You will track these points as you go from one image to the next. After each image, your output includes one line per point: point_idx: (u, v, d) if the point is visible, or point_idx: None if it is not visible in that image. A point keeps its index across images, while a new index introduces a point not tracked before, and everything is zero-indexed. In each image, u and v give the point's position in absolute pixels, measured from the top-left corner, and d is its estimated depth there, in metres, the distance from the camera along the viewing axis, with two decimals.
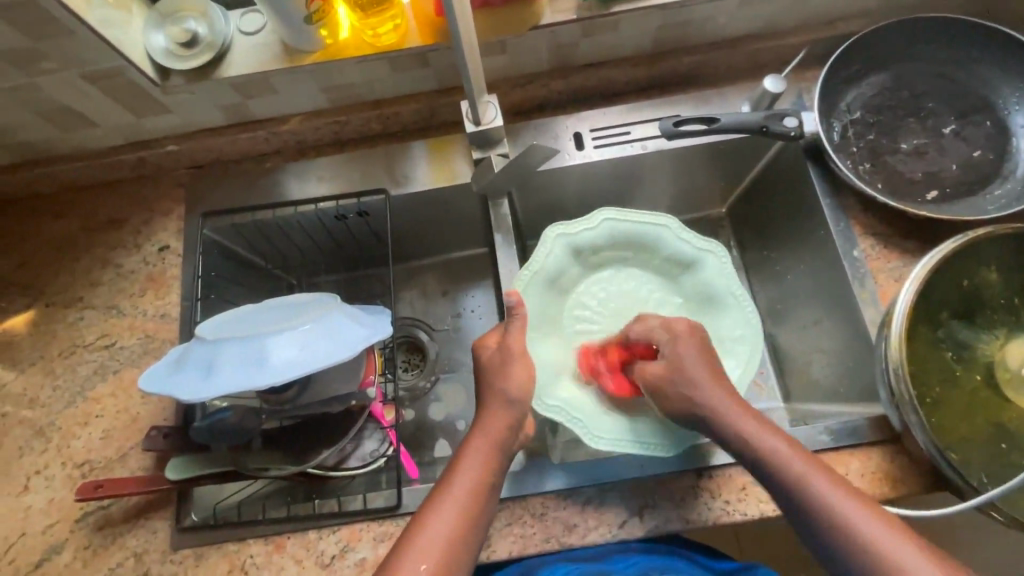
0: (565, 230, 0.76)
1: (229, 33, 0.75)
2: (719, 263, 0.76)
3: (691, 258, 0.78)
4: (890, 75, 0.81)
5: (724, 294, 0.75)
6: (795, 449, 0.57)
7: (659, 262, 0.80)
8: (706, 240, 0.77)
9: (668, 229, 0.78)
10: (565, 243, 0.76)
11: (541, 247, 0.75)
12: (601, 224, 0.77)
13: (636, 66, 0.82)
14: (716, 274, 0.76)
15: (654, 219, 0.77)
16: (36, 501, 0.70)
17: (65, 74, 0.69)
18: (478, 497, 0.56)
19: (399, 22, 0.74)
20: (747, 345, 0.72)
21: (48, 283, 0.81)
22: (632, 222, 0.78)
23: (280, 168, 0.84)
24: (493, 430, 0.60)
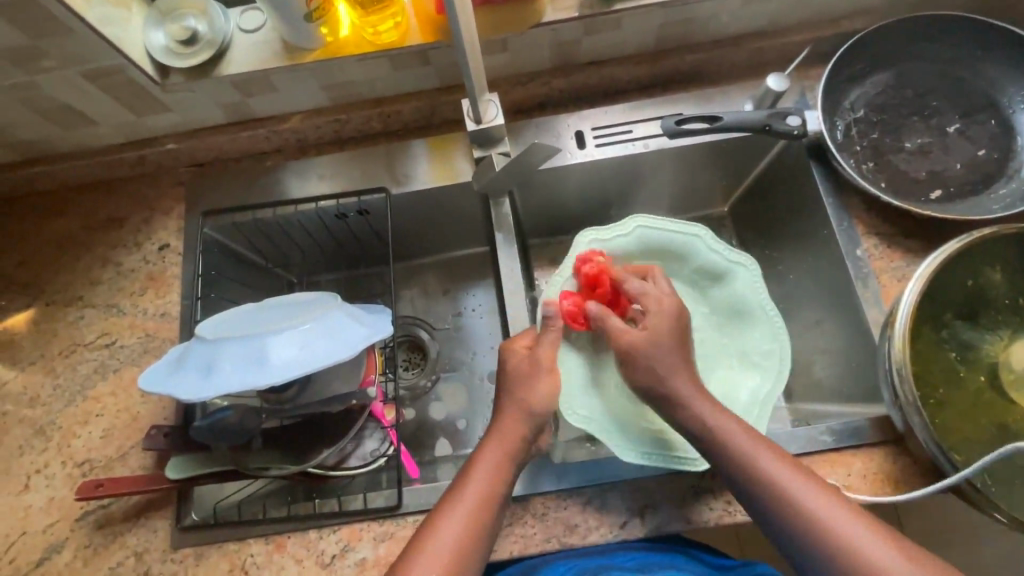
0: (597, 236, 0.76)
1: (229, 30, 0.75)
2: (750, 278, 0.76)
3: (723, 270, 0.77)
4: (894, 73, 0.81)
5: (753, 308, 0.75)
6: (781, 460, 0.56)
7: (689, 274, 0.79)
8: (740, 253, 0.77)
9: (698, 239, 0.78)
10: (598, 249, 0.76)
11: (571, 252, 0.74)
12: (634, 231, 0.77)
13: (638, 64, 0.82)
14: (747, 287, 0.76)
15: (687, 228, 0.78)
16: (36, 500, 0.70)
17: (64, 72, 0.69)
18: (490, 503, 0.56)
19: (399, 20, 0.73)
20: (775, 362, 0.71)
21: (48, 282, 0.81)
22: (663, 230, 0.77)
23: (280, 167, 0.84)
24: (508, 438, 0.60)
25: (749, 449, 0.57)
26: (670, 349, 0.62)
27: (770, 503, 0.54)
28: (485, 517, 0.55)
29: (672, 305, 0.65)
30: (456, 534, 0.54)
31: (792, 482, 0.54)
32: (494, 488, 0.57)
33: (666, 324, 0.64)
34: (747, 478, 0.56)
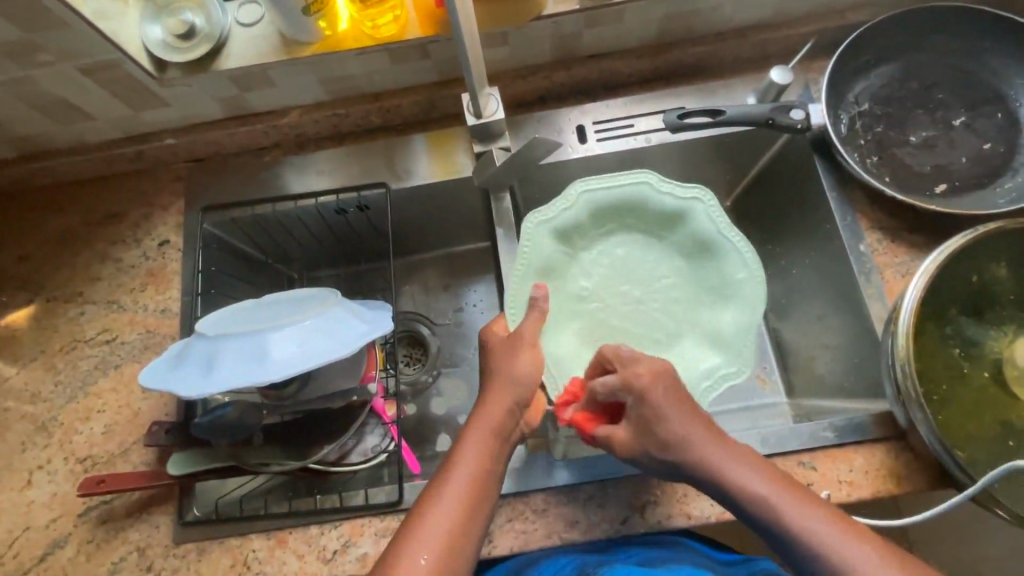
0: (546, 215, 0.72)
1: (226, 23, 0.74)
2: (706, 211, 0.73)
3: (677, 211, 0.74)
4: (900, 66, 0.80)
5: (714, 240, 0.73)
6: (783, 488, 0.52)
7: (647, 222, 0.76)
8: (688, 188, 0.73)
9: (647, 185, 0.74)
10: (547, 230, 0.73)
11: (524, 246, 0.71)
12: (578, 200, 0.73)
13: (640, 57, 0.81)
14: (704, 220, 0.73)
15: (630, 177, 0.74)
16: (39, 495, 0.71)
17: (61, 67, 0.68)
18: (481, 484, 0.55)
19: (398, 13, 0.72)
20: (747, 290, 0.71)
21: (49, 278, 0.80)
22: (608, 186, 0.74)
23: (280, 162, 0.83)
24: (492, 415, 0.58)
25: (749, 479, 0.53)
26: (667, 406, 0.55)
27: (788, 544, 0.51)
28: (476, 498, 0.54)
29: (658, 373, 0.56)
30: (446, 525, 0.52)
31: (810, 525, 0.50)
32: (484, 475, 0.55)
33: (655, 396, 0.55)
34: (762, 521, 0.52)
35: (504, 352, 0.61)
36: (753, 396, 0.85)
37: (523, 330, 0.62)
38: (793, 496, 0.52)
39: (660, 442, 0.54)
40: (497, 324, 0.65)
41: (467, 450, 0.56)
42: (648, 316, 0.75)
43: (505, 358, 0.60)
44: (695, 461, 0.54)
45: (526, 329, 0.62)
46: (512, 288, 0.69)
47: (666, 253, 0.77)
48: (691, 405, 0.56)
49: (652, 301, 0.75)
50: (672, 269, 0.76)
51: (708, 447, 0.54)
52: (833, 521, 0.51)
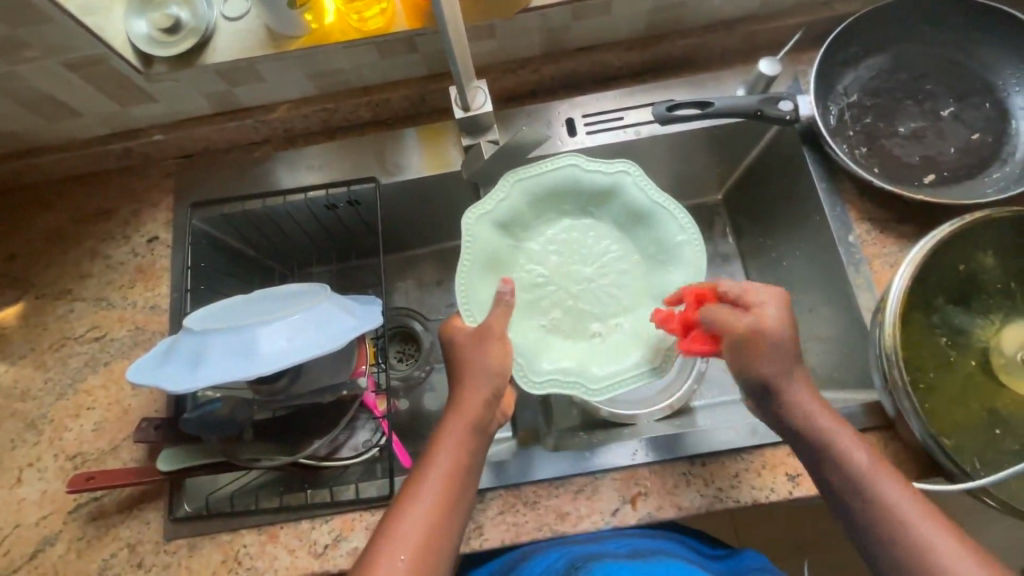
0: (484, 206, 0.69)
1: (212, 18, 0.73)
2: (635, 181, 0.70)
3: (608, 187, 0.71)
4: (888, 57, 0.80)
5: (648, 210, 0.70)
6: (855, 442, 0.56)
7: (583, 204, 0.73)
8: (616, 162, 0.70)
9: (576, 166, 0.71)
10: (489, 223, 0.69)
11: (465, 242, 0.67)
12: (513, 189, 0.70)
13: (629, 49, 0.81)
14: (634, 191, 0.70)
15: (558, 160, 0.70)
16: (29, 493, 0.71)
17: (46, 63, 0.68)
18: (454, 483, 0.56)
19: (385, 6, 0.72)
20: (685, 251, 0.69)
21: (38, 276, 0.80)
22: (540, 172, 0.70)
23: (269, 158, 0.83)
24: (470, 412, 0.58)
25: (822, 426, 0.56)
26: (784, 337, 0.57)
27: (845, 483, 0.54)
28: (449, 498, 0.55)
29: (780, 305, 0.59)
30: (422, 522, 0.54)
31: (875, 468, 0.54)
32: (460, 474, 0.56)
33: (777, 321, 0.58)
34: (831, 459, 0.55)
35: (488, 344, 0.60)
36: None
37: (490, 323, 0.61)
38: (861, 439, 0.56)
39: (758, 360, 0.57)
40: (455, 320, 0.64)
41: (444, 446, 0.57)
42: (601, 295, 0.72)
43: (490, 353, 0.60)
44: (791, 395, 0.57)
45: (493, 321, 0.61)
46: (462, 284, 0.66)
47: (609, 228, 0.73)
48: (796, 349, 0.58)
49: (604, 278, 0.72)
50: (614, 244, 0.73)
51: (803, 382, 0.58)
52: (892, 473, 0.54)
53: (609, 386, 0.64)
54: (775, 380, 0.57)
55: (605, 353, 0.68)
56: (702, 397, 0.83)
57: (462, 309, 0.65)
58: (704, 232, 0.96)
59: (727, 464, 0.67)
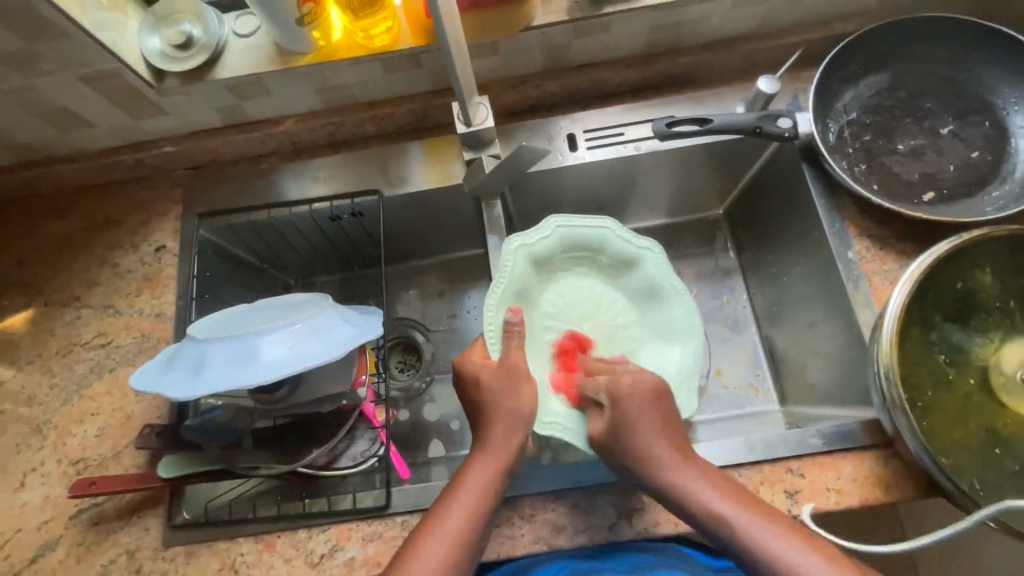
0: (525, 240, 0.72)
1: (223, 34, 0.76)
2: (657, 261, 0.74)
3: (632, 258, 0.74)
4: (887, 76, 0.80)
5: (670, 289, 0.73)
6: (752, 510, 0.54)
7: (603, 266, 0.76)
8: (645, 239, 0.74)
9: (607, 233, 0.74)
10: (524, 256, 0.72)
11: (502, 266, 0.69)
12: (553, 231, 0.73)
13: (629, 67, 0.82)
14: (655, 269, 0.74)
15: (595, 220, 0.74)
16: (32, 497, 0.71)
17: (63, 76, 0.70)
18: (480, 515, 0.56)
19: (391, 25, 0.74)
20: (691, 333, 0.71)
21: (47, 283, 0.82)
22: (579, 225, 0.74)
23: (275, 169, 0.85)
24: (501, 451, 0.59)
25: (710, 500, 0.55)
26: (640, 427, 0.59)
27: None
28: (469, 529, 0.55)
29: (652, 388, 0.61)
30: (440, 551, 0.54)
31: (786, 548, 0.51)
32: (482, 503, 0.57)
33: (633, 407, 0.60)
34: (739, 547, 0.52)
35: (505, 382, 0.62)
36: (744, 401, 0.87)
37: None
38: (750, 507, 0.54)
39: (630, 446, 0.58)
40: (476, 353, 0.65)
41: (470, 479, 0.58)
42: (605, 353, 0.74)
43: (521, 394, 0.62)
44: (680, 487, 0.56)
45: (518, 362, 0.63)
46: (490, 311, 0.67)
47: (621, 301, 0.76)
48: (670, 429, 0.60)
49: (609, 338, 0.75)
50: (624, 313, 0.76)
51: (680, 469, 0.57)
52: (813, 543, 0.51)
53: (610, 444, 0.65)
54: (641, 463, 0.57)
55: None
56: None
57: (487, 337, 0.65)
58: (706, 246, 0.97)
59: None
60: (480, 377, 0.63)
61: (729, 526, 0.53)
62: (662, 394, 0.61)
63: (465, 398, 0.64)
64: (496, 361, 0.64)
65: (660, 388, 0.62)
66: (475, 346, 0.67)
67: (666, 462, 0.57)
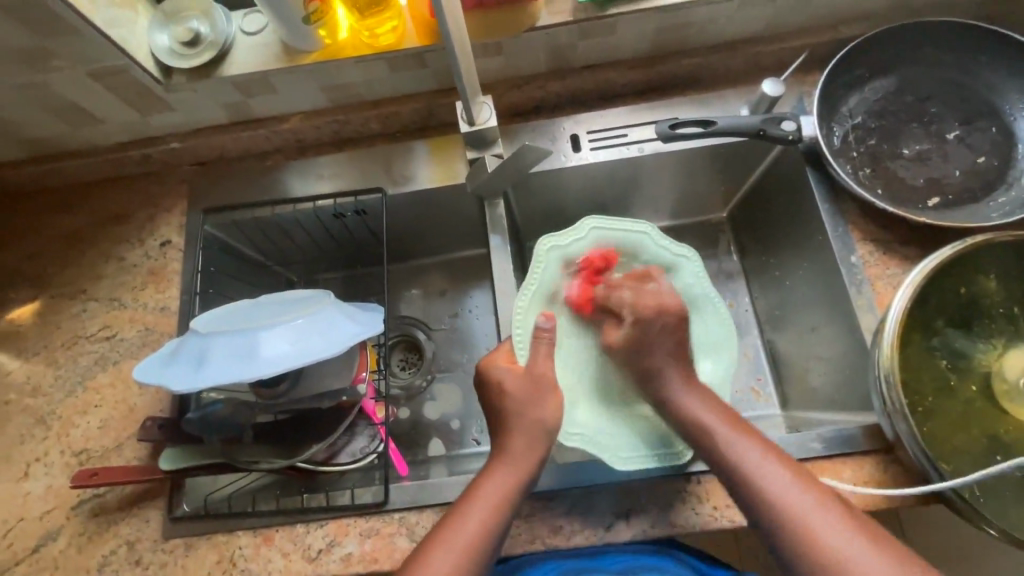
0: (558, 241, 0.74)
1: (231, 32, 0.76)
2: (693, 269, 0.74)
3: (668, 265, 0.75)
4: (893, 80, 0.80)
5: (707, 299, 0.73)
6: (744, 433, 0.59)
7: None
8: (683, 246, 0.75)
9: (646, 236, 0.75)
10: (557, 257, 0.74)
11: (535, 266, 0.72)
12: (588, 233, 0.75)
13: (633, 68, 0.82)
14: (690, 278, 0.74)
15: (633, 224, 0.76)
16: (35, 487, 0.72)
17: (72, 72, 0.71)
18: (494, 524, 0.56)
19: (396, 24, 0.74)
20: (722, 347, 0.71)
21: (54, 275, 0.83)
22: (615, 227, 0.76)
23: (281, 167, 0.86)
24: (522, 461, 0.60)
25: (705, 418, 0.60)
26: (653, 345, 0.65)
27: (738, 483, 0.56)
28: (484, 538, 0.55)
29: (674, 313, 0.66)
30: (453, 556, 0.54)
31: (757, 459, 0.56)
32: (497, 512, 0.57)
33: (650, 329, 0.66)
34: (714, 453, 0.58)
35: (531, 390, 0.63)
36: (745, 405, 0.86)
37: None
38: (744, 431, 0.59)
39: (644, 359, 0.65)
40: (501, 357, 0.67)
41: (487, 487, 0.58)
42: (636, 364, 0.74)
43: (544, 404, 0.62)
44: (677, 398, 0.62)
45: (547, 369, 0.64)
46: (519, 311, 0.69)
47: None
48: (684, 354, 0.65)
49: None
50: None
51: (683, 387, 0.63)
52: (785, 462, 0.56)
53: (632, 460, 0.65)
54: (654, 372, 0.64)
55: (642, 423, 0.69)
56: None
57: (513, 340, 0.68)
58: (709, 249, 0.97)
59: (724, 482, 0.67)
60: (508, 384, 0.63)
61: (713, 436, 0.59)
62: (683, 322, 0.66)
63: (483, 398, 0.66)
64: (523, 367, 0.65)
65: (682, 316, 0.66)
66: (500, 350, 0.68)
67: (670, 375, 0.64)
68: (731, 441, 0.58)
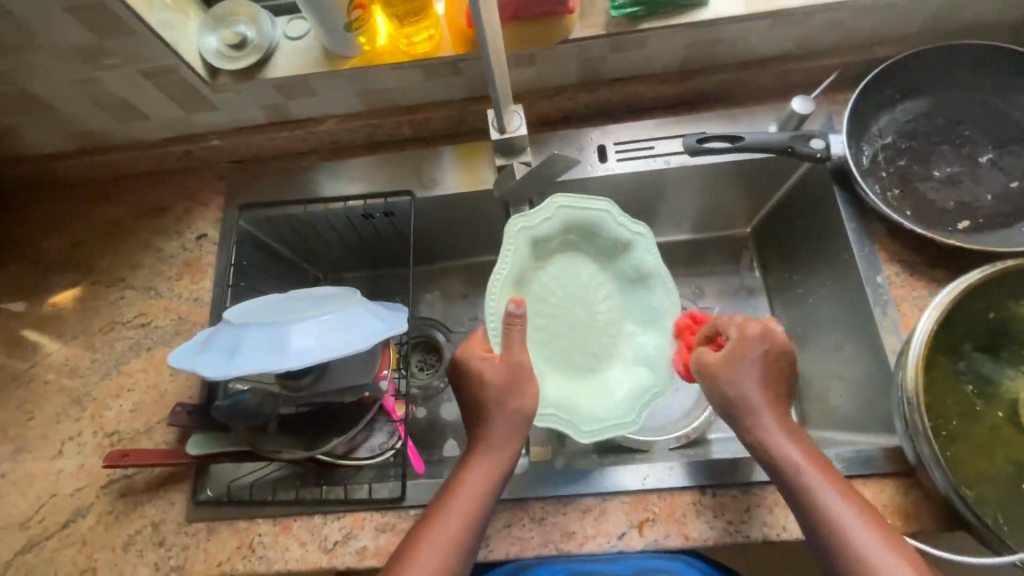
0: (526, 221, 0.70)
1: (275, 37, 0.79)
2: (647, 245, 0.73)
3: (624, 243, 0.73)
4: (926, 102, 0.80)
5: (653, 274, 0.73)
6: (812, 459, 0.57)
7: (595, 249, 0.75)
8: (640, 224, 0.73)
9: (607, 216, 0.71)
10: (525, 238, 0.70)
11: (506, 251, 0.68)
12: (555, 214, 0.71)
13: (663, 83, 0.83)
14: (642, 254, 0.73)
15: (598, 204, 0.71)
16: (68, 465, 0.75)
17: (125, 70, 0.75)
18: (473, 519, 0.57)
19: (433, 33, 0.77)
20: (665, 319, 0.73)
21: (95, 263, 0.86)
22: (582, 209, 0.71)
23: (314, 167, 0.88)
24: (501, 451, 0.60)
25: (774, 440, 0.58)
26: (742, 371, 0.60)
27: (809, 516, 0.55)
28: (464, 532, 0.56)
29: (771, 339, 0.62)
30: (438, 553, 0.55)
31: (828, 493, 0.55)
32: (477, 505, 0.58)
33: (745, 351, 0.61)
34: (788, 481, 0.57)
35: (507, 378, 0.62)
36: None
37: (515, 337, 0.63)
38: (808, 456, 0.57)
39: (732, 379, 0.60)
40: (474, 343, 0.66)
41: (467, 480, 0.59)
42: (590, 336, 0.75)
43: (523, 394, 0.62)
44: (755, 424, 0.59)
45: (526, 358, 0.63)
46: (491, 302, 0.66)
47: (606, 285, 0.76)
48: (777, 377, 0.61)
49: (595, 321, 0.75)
50: (608, 294, 0.76)
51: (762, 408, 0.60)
52: (851, 498, 0.55)
53: (595, 431, 0.67)
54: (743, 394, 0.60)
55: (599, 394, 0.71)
56: (673, 428, 0.85)
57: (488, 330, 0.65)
58: (731, 264, 0.97)
59: (739, 497, 0.66)
60: (487, 373, 0.62)
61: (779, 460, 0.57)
62: (776, 350, 0.62)
63: (462, 385, 0.65)
64: (497, 355, 0.64)
65: (784, 348, 0.62)
66: (474, 339, 0.67)
67: (756, 403, 0.59)
68: (798, 467, 0.57)
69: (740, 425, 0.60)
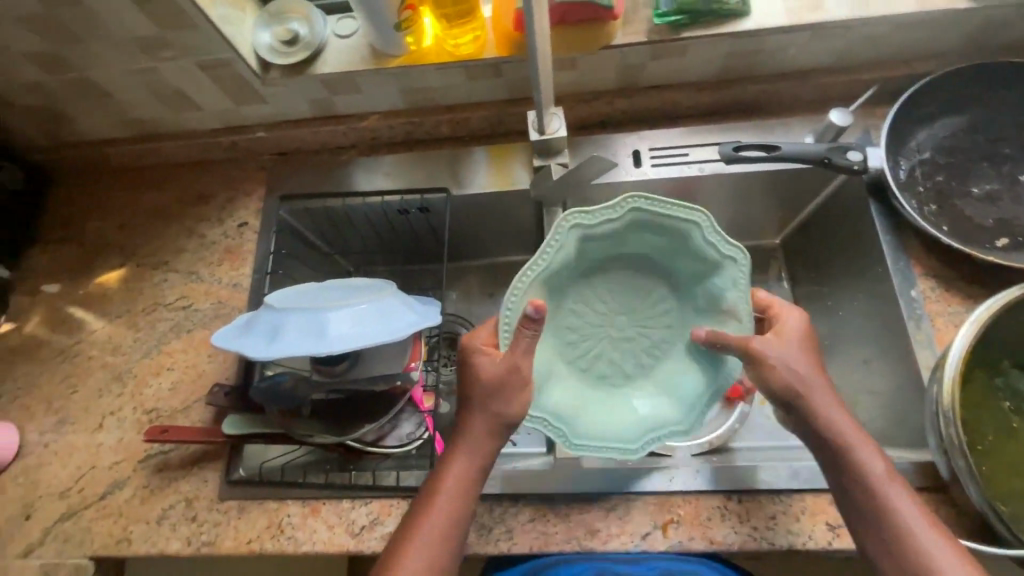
0: (587, 218, 0.64)
1: (326, 35, 0.82)
2: (737, 275, 0.65)
3: (710, 262, 0.66)
4: (967, 118, 0.80)
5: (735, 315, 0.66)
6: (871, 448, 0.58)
7: (665, 261, 0.71)
8: (734, 247, 0.64)
9: (696, 226, 0.64)
10: (579, 236, 0.65)
11: (552, 245, 0.64)
12: (628, 213, 0.64)
13: (701, 90, 0.84)
14: (725, 284, 0.66)
15: (686, 212, 0.64)
16: (108, 439, 0.78)
17: (183, 62, 0.78)
18: (458, 508, 0.59)
19: (479, 34, 0.79)
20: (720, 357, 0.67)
21: (141, 246, 0.90)
22: (664, 215, 0.64)
23: (353, 162, 0.91)
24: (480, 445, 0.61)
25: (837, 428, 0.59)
26: (800, 363, 0.61)
27: (865, 501, 0.56)
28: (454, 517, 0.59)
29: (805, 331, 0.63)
30: (429, 538, 0.57)
31: (885, 482, 0.56)
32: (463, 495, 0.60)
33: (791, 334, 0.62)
34: (847, 467, 0.57)
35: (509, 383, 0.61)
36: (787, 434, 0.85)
37: None
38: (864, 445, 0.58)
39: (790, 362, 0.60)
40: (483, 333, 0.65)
41: (450, 470, 0.61)
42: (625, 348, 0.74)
43: (509, 399, 0.61)
44: (814, 410, 0.59)
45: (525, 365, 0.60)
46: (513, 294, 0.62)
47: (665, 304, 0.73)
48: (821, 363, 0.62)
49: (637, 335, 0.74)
50: (665, 313, 0.73)
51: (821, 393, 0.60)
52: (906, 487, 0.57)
53: (593, 447, 0.65)
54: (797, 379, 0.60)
55: (611, 416, 0.70)
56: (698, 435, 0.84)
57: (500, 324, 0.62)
58: (758, 274, 0.97)
59: (765, 504, 0.66)
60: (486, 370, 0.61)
61: (842, 449, 0.58)
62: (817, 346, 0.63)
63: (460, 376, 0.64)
64: (501, 354, 0.62)
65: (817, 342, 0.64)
66: (483, 331, 0.65)
67: (813, 384, 0.60)
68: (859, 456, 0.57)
69: (797, 410, 0.60)
